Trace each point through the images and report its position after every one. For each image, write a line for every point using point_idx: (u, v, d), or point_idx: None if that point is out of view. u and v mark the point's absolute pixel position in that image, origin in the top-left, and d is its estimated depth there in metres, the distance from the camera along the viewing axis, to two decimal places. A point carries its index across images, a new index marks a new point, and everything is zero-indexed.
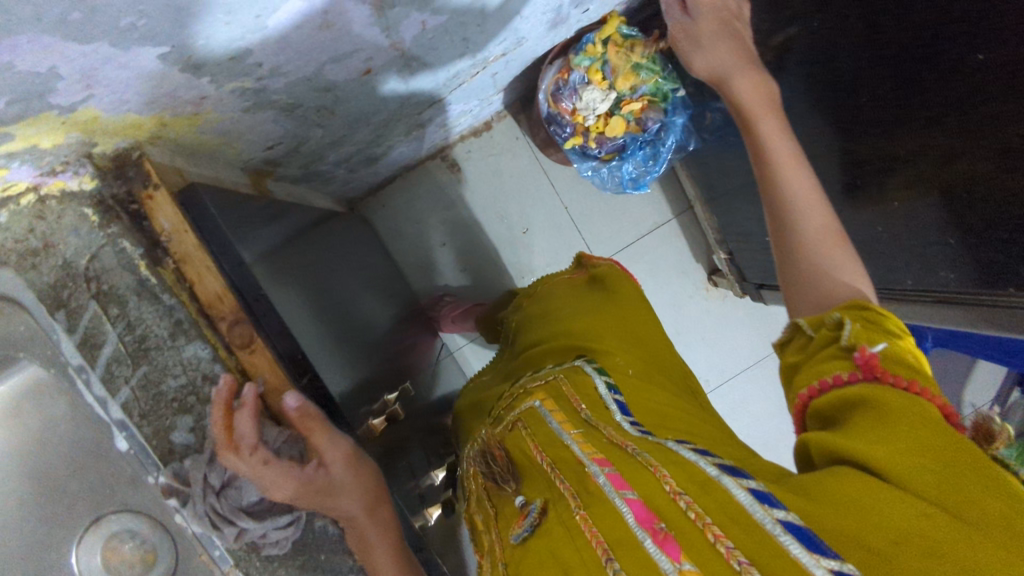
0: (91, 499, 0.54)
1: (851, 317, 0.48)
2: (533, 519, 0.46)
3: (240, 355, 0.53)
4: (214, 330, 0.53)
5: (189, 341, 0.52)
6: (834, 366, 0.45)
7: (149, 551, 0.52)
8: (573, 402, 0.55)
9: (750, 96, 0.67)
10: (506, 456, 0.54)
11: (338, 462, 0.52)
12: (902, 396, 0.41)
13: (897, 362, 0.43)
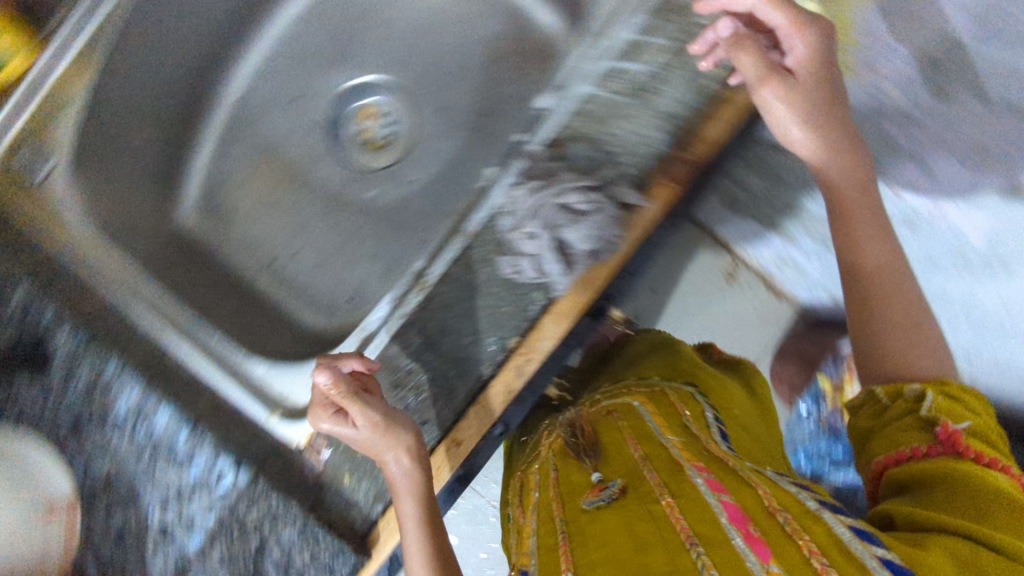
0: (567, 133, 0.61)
1: (929, 387, 0.43)
2: (612, 496, 0.50)
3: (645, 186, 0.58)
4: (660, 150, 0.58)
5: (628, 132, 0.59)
6: (923, 435, 0.41)
7: (338, 153, 0.84)
8: (681, 417, 0.58)
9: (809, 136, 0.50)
10: (600, 444, 0.59)
11: (363, 422, 0.55)
12: (990, 486, 0.38)
13: (986, 446, 0.40)
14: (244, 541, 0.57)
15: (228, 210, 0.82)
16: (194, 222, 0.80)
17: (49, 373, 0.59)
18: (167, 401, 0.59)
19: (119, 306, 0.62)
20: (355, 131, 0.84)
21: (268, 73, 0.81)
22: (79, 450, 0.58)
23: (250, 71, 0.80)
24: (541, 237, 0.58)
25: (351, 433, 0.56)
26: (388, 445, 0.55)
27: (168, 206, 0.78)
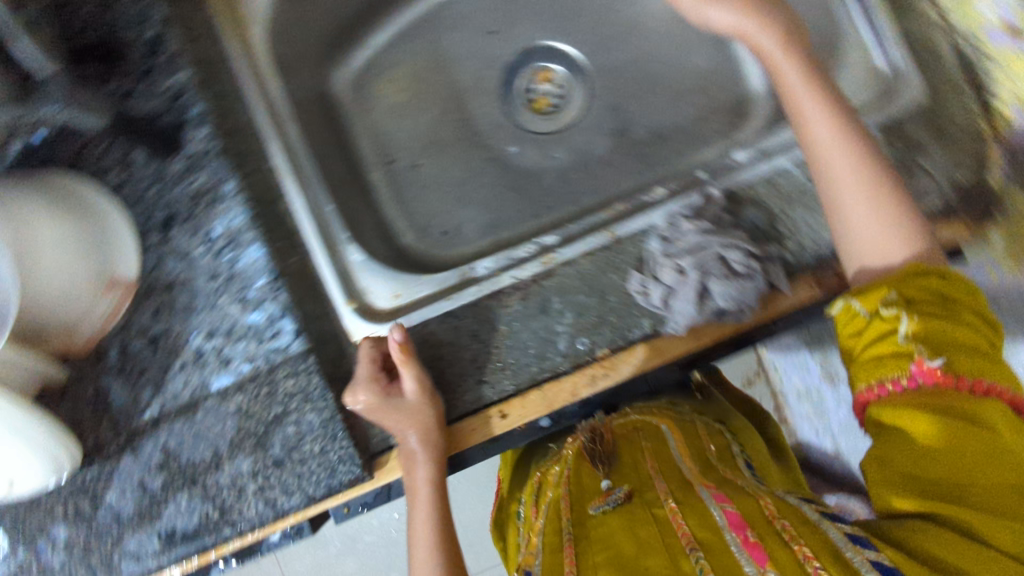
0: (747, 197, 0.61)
1: (907, 310, 0.44)
2: (617, 501, 0.54)
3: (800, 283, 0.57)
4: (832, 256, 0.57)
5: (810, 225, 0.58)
6: (905, 365, 0.43)
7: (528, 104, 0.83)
8: (700, 447, 0.61)
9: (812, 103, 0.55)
10: (618, 454, 0.62)
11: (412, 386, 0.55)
12: (973, 404, 0.41)
13: (968, 363, 0.42)
14: (267, 406, 0.55)
15: (372, 100, 0.81)
16: (340, 91, 0.80)
17: (174, 159, 0.56)
18: (264, 242, 0.56)
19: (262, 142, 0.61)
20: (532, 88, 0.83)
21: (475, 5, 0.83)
22: (161, 247, 0.56)
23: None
24: (692, 273, 0.55)
25: (398, 406, 0.55)
26: (428, 419, 0.55)
27: (324, 68, 0.79)
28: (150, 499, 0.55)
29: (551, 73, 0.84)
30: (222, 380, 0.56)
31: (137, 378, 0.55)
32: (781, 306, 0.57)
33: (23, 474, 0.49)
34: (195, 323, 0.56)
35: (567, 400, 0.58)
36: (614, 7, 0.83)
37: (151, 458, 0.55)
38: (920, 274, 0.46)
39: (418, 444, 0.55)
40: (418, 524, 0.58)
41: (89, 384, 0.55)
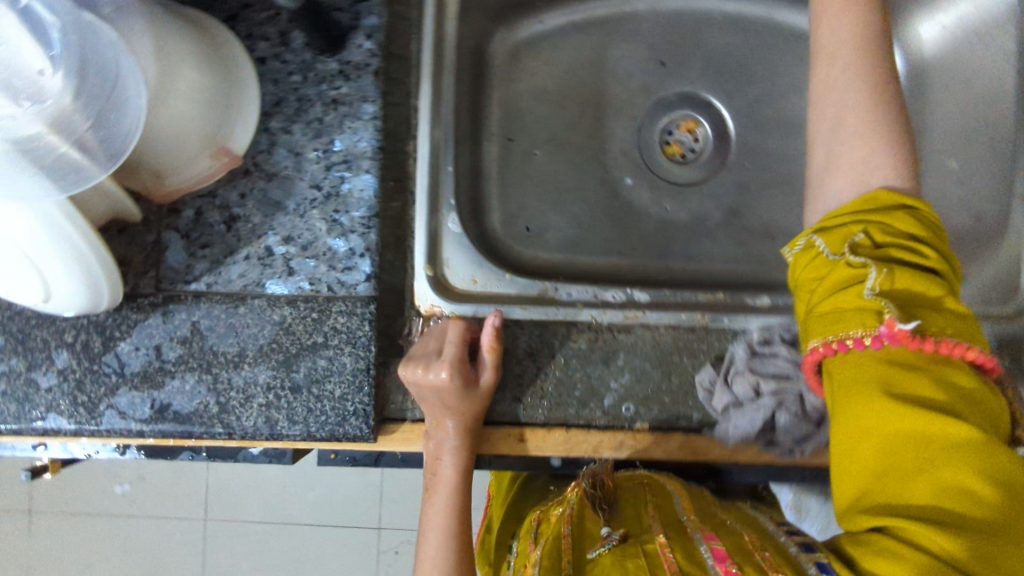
0: None
1: (876, 262, 0.41)
2: (615, 542, 0.49)
3: None
4: None
5: None
6: (873, 325, 0.39)
7: (664, 145, 0.80)
8: (718, 515, 0.53)
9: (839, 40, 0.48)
10: (619, 505, 0.56)
11: (489, 377, 0.54)
12: (926, 373, 0.39)
13: (935, 321, 0.40)
14: (310, 331, 0.53)
15: (519, 74, 0.78)
16: (495, 53, 0.77)
17: (329, 60, 0.54)
18: (379, 176, 0.54)
19: (417, 79, 0.59)
20: (671, 131, 0.81)
21: (658, 33, 0.81)
22: (279, 136, 0.54)
23: (653, 24, 0.80)
24: (768, 399, 0.53)
25: (471, 394, 0.54)
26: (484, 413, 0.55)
27: (492, 25, 0.76)
28: (158, 367, 0.52)
29: (694, 124, 0.81)
30: (276, 286, 0.53)
31: (199, 247, 0.53)
32: (822, 459, 0.57)
33: (60, 285, 0.43)
34: (277, 222, 0.53)
35: (586, 451, 0.57)
36: (784, 94, 0.81)
37: (178, 328, 0.52)
38: (885, 216, 0.43)
39: (466, 436, 0.54)
40: (432, 515, 0.55)
41: (151, 232, 0.53)
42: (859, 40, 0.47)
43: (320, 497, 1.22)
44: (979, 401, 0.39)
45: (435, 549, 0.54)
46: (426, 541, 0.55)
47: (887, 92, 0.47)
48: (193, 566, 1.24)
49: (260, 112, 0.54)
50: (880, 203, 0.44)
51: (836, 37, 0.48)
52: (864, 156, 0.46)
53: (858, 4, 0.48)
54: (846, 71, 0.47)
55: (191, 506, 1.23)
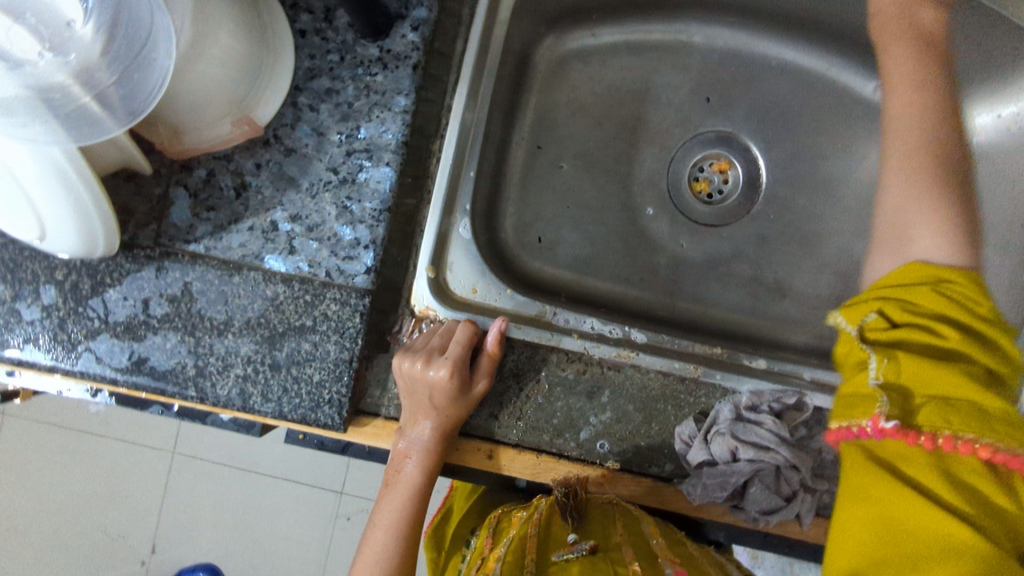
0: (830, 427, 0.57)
1: (880, 352, 0.41)
2: (583, 551, 0.54)
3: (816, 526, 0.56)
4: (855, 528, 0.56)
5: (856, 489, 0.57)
6: (865, 417, 0.40)
7: (691, 179, 0.79)
8: (682, 541, 0.57)
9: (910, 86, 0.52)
10: (588, 516, 0.60)
11: (483, 383, 0.54)
12: (937, 466, 0.38)
13: (936, 412, 0.38)
14: (299, 313, 0.53)
15: (560, 84, 0.77)
16: (540, 58, 0.76)
17: (370, 45, 0.53)
18: (398, 171, 0.53)
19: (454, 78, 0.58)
20: (702, 166, 0.79)
21: (707, 68, 0.79)
22: (305, 113, 0.53)
23: (704, 58, 0.79)
24: (745, 467, 0.52)
25: (461, 399, 0.53)
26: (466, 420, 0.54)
27: (542, 30, 0.74)
28: (143, 321, 0.52)
29: (726, 165, 0.79)
30: (275, 262, 0.53)
31: (205, 210, 0.53)
32: (786, 530, 0.57)
33: (55, 229, 0.43)
34: (288, 198, 0.53)
35: (553, 481, 0.56)
36: (824, 152, 0.79)
37: (169, 286, 0.53)
38: (907, 292, 0.43)
39: (443, 441, 0.54)
40: (387, 508, 0.55)
41: (160, 185, 0.53)
42: (912, 119, 0.50)
43: (289, 454, 1.23)
44: (993, 506, 0.37)
45: (383, 542, 0.54)
46: (375, 532, 0.55)
47: (936, 165, 0.48)
48: (154, 500, 1.25)
49: (292, 84, 0.53)
50: (915, 274, 0.44)
51: (894, 117, 0.51)
52: (910, 224, 0.47)
53: (925, 87, 0.51)
54: (898, 146, 0.50)
55: (162, 438, 1.25)
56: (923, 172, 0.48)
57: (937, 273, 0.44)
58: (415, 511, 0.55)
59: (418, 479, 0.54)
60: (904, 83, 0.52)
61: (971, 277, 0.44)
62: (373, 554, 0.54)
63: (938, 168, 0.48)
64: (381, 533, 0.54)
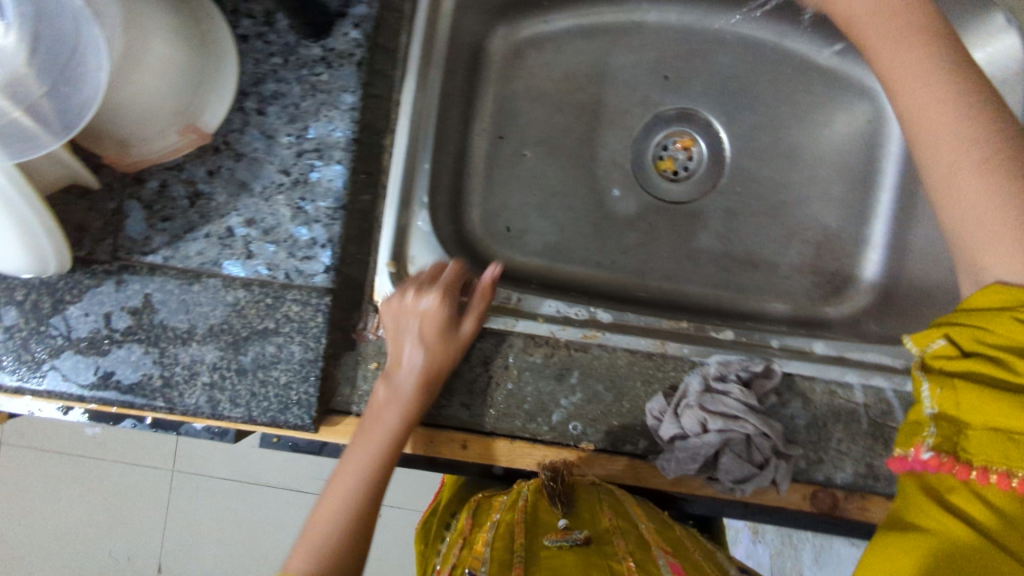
0: (800, 392, 0.57)
1: (936, 380, 0.44)
2: (576, 539, 0.51)
3: (792, 491, 0.56)
4: (832, 490, 0.56)
5: (831, 452, 0.57)
6: (912, 444, 0.44)
7: (654, 159, 0.79)
8: (674, 535, 0.56)
9: (929, 95, 0.49)
10: (577, 502, 0.57)
11: (470, 321, 0.55)
12: (985, 503, 0.41)
13: (984, 444, 0.40)
14: (262, 316, 0.53)
15: (516, 73, 0.77)
16: (493, 49, 0.76)
17: (311, 45, 0.54)
18: (349, 168, 0.54)
19: (400, 72, 0.58)
20: (664, 144, 0.79)
21: (662, 47, 0.79)
22: (253, 117, 0.53)
23: (657, 36, 0.79)
24: (715, 438, 0.53)
25: (449, 338, 0.54)
26: (452, 361, 0.54)
27: (493, 20, 0.74)
28: (106, 335, 0.53)
29: (688, 142, 0.79)
30: (233, 267, 0.53)
31: (160, 220, 0.53)
32: (765, 498, 0.57)
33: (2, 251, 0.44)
34: (242, 203, 0.53)
35: (529, 466, 0.56)
36: (786, 122, 0.79)
37: (129, 298, 0.53)
38: (982, 320, 0.43)
39: (424, 387, 0.53)
40: (353, 461, 0.50)
41: (113, 200, 0.53)
42: (942, 118, 0.48)
43: (287, 463, 1.23)
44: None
45: (347, 495, 0.49)
46: (340, 480, 0.50)
47: (994, 155, 0.45)
48: (155, 520, 1.25)
49: (238, 88, 0.53)
50: (991, 301, 0.43)
51: (921, 123, 0.49)
52: (982, 236, 0.45)
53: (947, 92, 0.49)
54: (938, 152, 0.48)
55: (158, 457, 1.25)
56: (978, 171, 0.45)
57: (1018, 297, 0.42)
58: (384, 466, 0.51)
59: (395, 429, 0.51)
60: (922, 83, 0.50)
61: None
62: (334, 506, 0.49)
63: (996, 157, 0.45)
64: (346, 482, 0.50)
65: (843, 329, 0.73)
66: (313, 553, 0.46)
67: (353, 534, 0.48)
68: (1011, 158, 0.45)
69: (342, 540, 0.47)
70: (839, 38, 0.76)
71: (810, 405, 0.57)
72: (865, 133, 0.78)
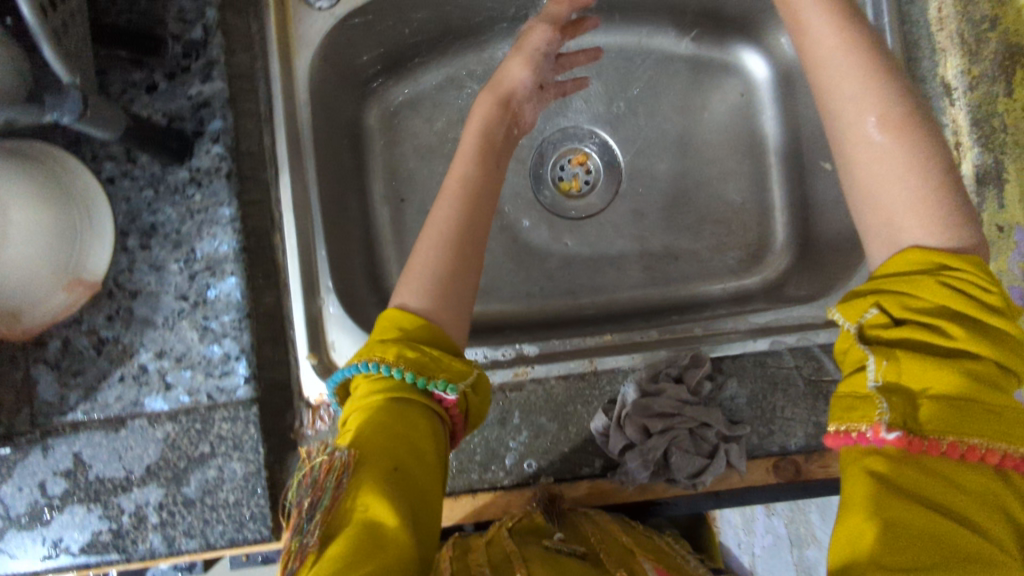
0: (735, 373, 0.59)
1: (877, 351, 0.38)
2: (568, 551, 0.47)
3: (755, 471, 0.57)
4: (792, 459, 0.57)
5: (778, 421, 0.58)
6: (861, 420, 0.37)
7: (558, 185, 0.80)
8: (657, 544, 0.53)
9: (842, 67, 0.45)
10: (564, 520, 0.54)
11: (518, 61, 0.61)
12: (941, 477, 0.36)
13: (939, 414, 0.36)
14: (195, 442, 0.53)
15: None
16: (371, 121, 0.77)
17: (177, 171, 0.55)
18: (243, 278, 0.54)
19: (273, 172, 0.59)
20: (560, 166, 0.81)
21: None
22: (138, 253, 0.54)
23: None
24: (659, 439, 0.55)
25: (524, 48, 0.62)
26: (514, 75, 0.61)
27: None
28: (45, 504, 0.52)
29: (580, 156, 0.81)
30: (156, 404, 0.53)
31: (72, 376, 0.53)
32: (729, 483, 0.57)
33: None
34: (148, 338, 0.54)
35: (496, 515, 0.56)
36: (669, 114, 0.80)
37: (60, 462, 0.52)
38: (906, 285, 0.40)
39: (495, 100, 0.59)
40: (463, 160, 0.56)
41: (19, 369, 0.53)
42: (865, 75, 0.44)
43: None
44: (1001, 507, 0.36)
45: (448, 222, 0.52)
46: (451, 185, 0.54)
47: (914, 121, 0.43)
48: None
49: (117, 229, 0.54)
50: (910, 264, 0.40)
51: (840, 76, 0.45)
52: (902, 201, 0.42)
53: (857, 67, 0.45)
54: (860, 108, 0.44)
55: None
56: (903, 133, 0.42)
57: (935, 260, 0.40)
58: (481, 201, 0.54)
59: (483, 170, 0.55)
60: (838, 39, 0.46)
61: (976, 262, 0.40)
62: (437, 232, 0.51)
63: (916, 123, 0.43)
64: (452, 199, 0.53)
65: (773, 296, 0.74)
66: (427, 267, 0.50)
67: (454, 263, 0.50)
68: (924, 128, 0.43)
69: (449, 244, 0.51)
70: (693, 26, 0.78)
71: (747, 382, 0.58)
72: (742, 106, 0.80)
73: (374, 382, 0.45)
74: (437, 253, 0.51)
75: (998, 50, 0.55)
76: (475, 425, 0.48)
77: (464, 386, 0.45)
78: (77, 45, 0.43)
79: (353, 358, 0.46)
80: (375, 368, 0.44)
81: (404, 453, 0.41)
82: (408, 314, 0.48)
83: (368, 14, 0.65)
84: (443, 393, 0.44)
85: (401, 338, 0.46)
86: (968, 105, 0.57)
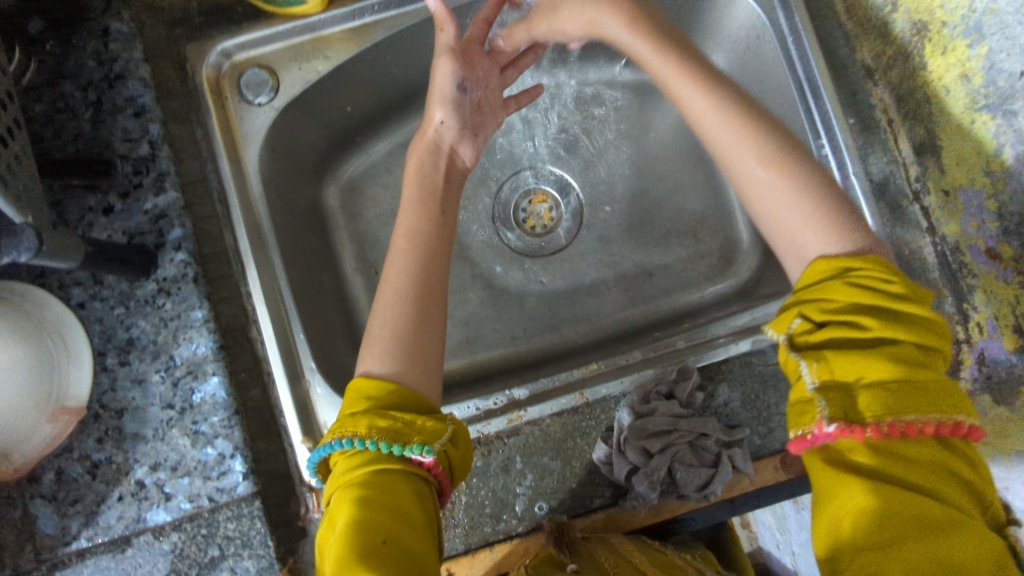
0: (727, 379, 0.59)
1: (807, 355, 0.40)
2: None
3: (765, 470, 0.57)
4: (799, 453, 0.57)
5: (777, 417, 0.58)
6: (809, 421, 0.39)
7: (524, 222, 0.82)
8: (675, 560, 0.53)
9: (715, 124, 0.51)
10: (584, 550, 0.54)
11: (438, 110, 0.60)
12: (894, 456, 0.38)
13: (875, 400, 0.37)
14: (203, 548, 0.53)
15: None
16: None
17: (144, 284, 0.55)
18: (226, 376, 0.55)
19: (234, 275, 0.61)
20: (521, 206, 0.82)
21: None
22: (118, 371, 0.54)
23: None
24: (661, 458, 0.55)
25: (436, 95, 0.60)
26: (434, 124, 0.61)
27: None
28: None
29: (538, 193, 0.82)
30: (158, 516, 0.53)
31: (69, 506, 0.52)
32: (742, 488, 0.56)
33: None
34: (141, 452, 0.53)
35: (516, 563, 0.56)
36: (617, 139, 0.83)
37: None
38: (821, 291, 0.42)
39: (430, 150, 0.61)
40: (409, 214, 0.57)
41: (16, 508, 0.51)
42: (736, 126, 0.50)
43: None
44: (951, 472, 0.38)
45: (400, 284, 0.53)
46: (399, 241, 0.55)
47: (791, 154, 0.48)
48: None
49: (94, 352, 0.54)
50: (821, 274, 0.43)
51: (716, 134, 0.51)
52: (797, 225, 0.47)
53: (726, 119, 0.50)
54: (742, 157, 0.49)
55: None
56: (783, 169, 0.48)
57: (840, 265, 0.43)
58: (434, 257, 0.55)
59: (431, 222, 0.56)
60: (708, 101, 0.52)
61: (877, 261, 0.43)
62: (391, 293, 0.52)
63: (792, 156, 0.48)
64: (404, 262, 0.54)
65: (752, 294, 0.75)
66: (393, 328, 0.51)
67: (417, 319, 0.51)
68: (800, 157, 0.49)
69: (411, 304, 0.52)
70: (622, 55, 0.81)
71: (738, 386, 0.59)
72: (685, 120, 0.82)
73: (351, 458, 0.45)
74: (396, 314, 0.52)
75: (904, 30, 0.58)
76: (461, 476, 0.48)
77: (440, 445, 0.45)
78: (26, 185, 0.45)
79: (326, 437, 0.46)
80: (350, 445, 0.44)
81: (394, 523, 0.41)
82: (374, 382, 0.48)
83: (307, 100, 0.67)
84: (421, 456, 0.44)
85: (371, 408, 0.46)
86: (890, 83, 0.61)
